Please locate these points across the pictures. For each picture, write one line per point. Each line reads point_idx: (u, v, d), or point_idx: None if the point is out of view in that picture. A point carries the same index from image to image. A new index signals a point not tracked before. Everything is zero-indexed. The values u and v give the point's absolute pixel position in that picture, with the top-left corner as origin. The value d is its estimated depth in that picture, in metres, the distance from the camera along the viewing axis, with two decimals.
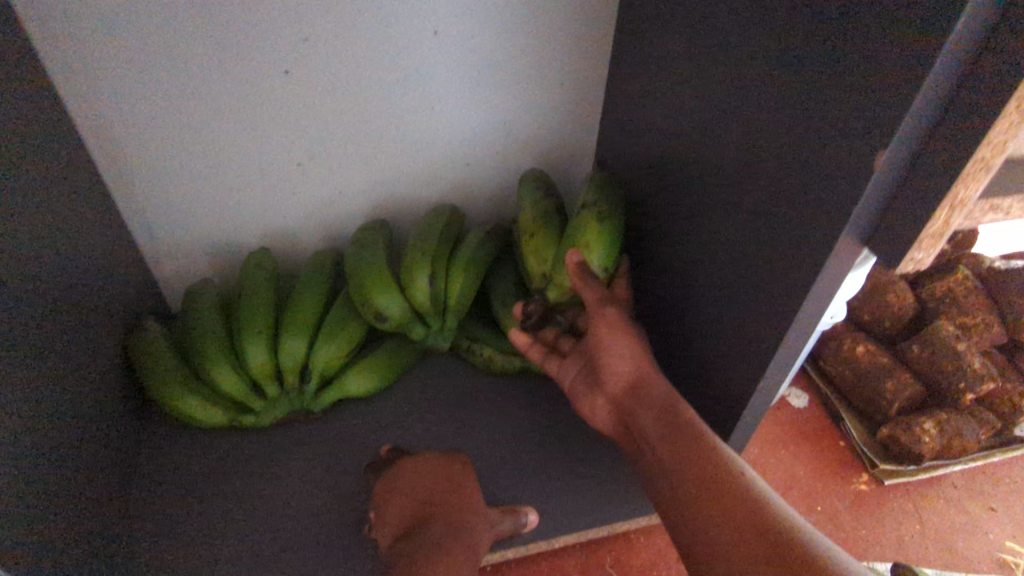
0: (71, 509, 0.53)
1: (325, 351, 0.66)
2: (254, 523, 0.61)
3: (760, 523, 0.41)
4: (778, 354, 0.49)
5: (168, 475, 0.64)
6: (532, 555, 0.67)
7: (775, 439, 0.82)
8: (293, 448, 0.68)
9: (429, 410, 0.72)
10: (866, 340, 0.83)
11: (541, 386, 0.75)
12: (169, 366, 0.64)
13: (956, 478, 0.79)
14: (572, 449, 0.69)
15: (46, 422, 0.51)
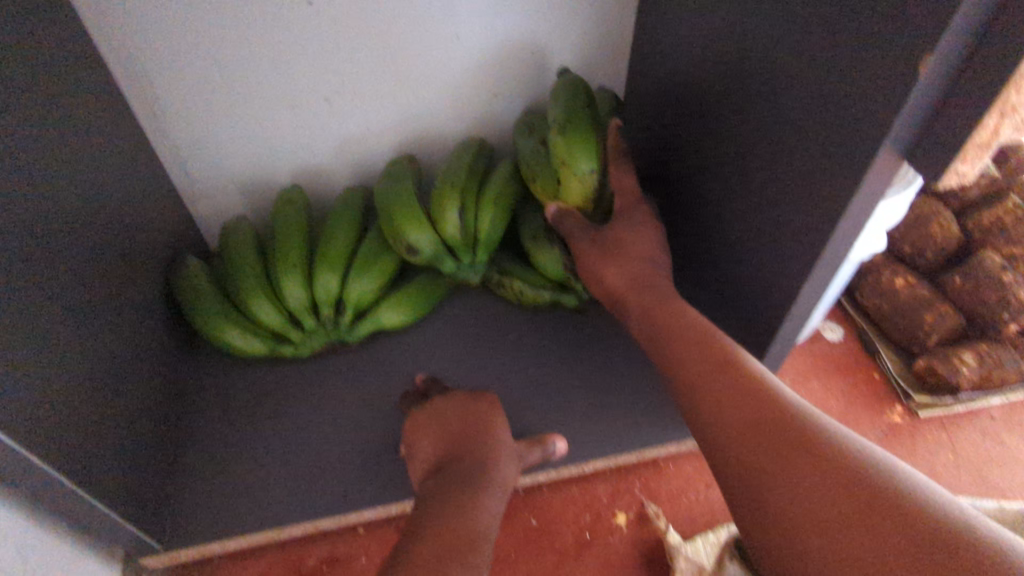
0: (127, 431, 0.57)
1: (359, 285, 0.68)
2: (297, 448, 0.64)
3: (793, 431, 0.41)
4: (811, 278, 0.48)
5: (216, 402, 0.68)
6: (563, 480, 0.70)
7: (807, 372, 0.82)
8: (331, 378, 0.70)
9: (461, 342, 0.74)
10: (906, 272, 0.81)
11: (570, 319, 0.76)
12: (211, 299, 0.66)
13: (995, 410, 0.78)
14: (602, 380, 0.70)
15: (96, 352, 0.54)
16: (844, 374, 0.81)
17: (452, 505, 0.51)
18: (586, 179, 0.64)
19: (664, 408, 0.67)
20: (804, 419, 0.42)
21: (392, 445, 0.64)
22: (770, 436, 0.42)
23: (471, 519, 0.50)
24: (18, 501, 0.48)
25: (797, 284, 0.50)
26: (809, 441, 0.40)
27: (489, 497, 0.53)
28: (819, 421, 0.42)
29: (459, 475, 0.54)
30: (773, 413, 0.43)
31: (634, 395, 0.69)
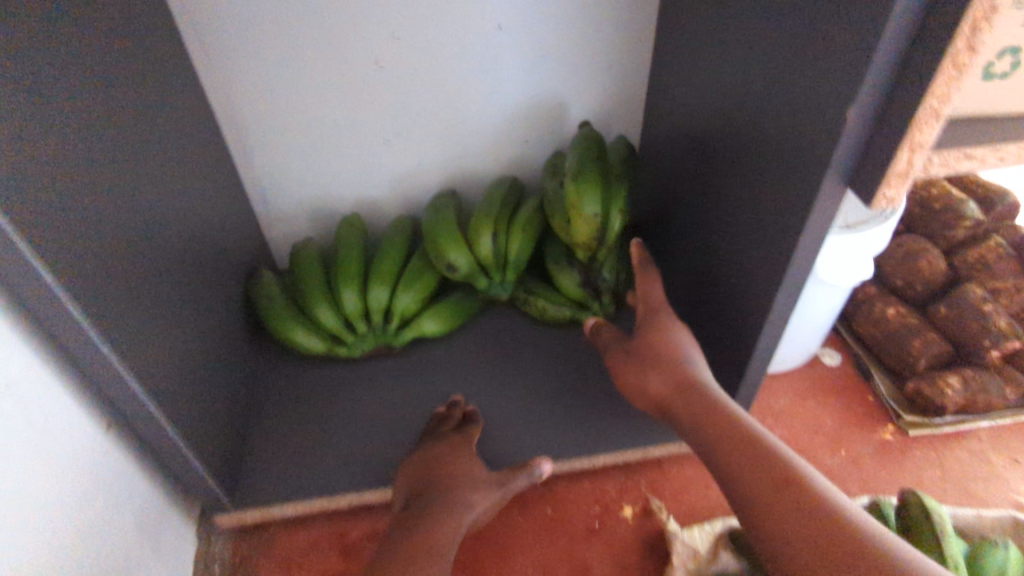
0: (211, 403, 0.69)
1: (406, 297, 0.79)
2: (348, 432, 0.75)
3: (809, 499, 0.49)
4: (783, 287, 0.58)
5: (280, 392, 0.79)
6: (578, 475, 0.79)
7: (806, 392, 0.89)
8: (377, 376, 0.81)
9: (490, 351, 0.84)
10: (897, 303, 0.88)
11: (587, 334, 0.85)
12: (282, 305, 0.79)
13: (983, 432, 0.84)
14: (613, 386, 0.80)
15: (191, 335, 0.67)
16: (840, 394, 0.88)
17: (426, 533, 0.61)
18: (592, 218, 0.75)
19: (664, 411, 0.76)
20: (823, 499, 0.49)
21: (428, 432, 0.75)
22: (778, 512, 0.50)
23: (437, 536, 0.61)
24: (124, 433, 0.62)
25: (773, 295, 0.60)
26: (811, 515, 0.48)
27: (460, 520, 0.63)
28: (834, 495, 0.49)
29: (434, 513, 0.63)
30: (784, 489, 0.50)
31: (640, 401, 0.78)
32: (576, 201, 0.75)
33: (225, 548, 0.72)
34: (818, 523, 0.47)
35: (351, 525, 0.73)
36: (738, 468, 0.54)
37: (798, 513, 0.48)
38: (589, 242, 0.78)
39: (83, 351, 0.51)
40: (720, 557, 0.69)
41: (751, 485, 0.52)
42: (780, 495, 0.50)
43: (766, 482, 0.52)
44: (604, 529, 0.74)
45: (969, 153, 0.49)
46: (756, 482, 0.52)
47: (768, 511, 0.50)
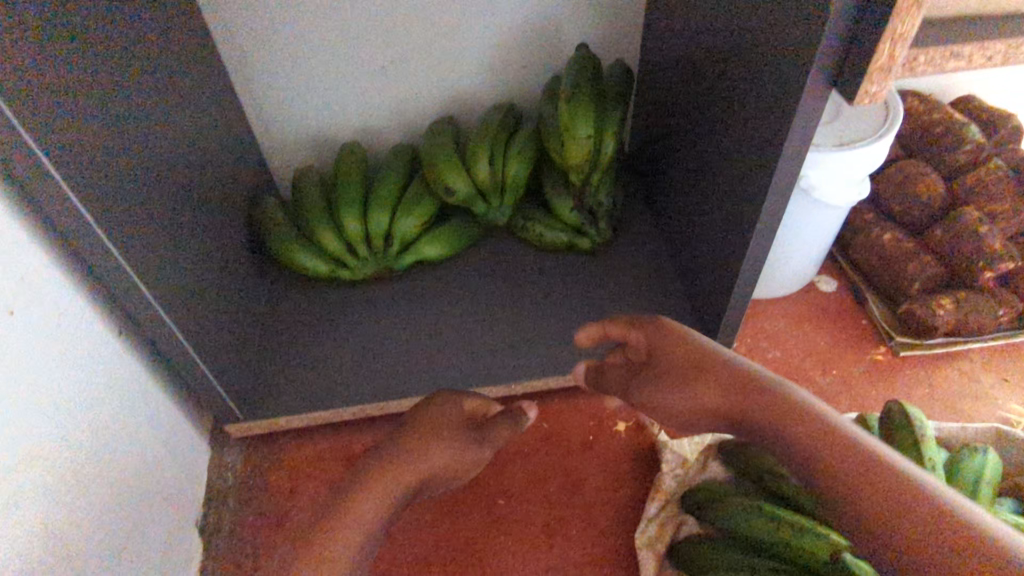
0: (219, 319, 0.71)
1: (405, 221, 0.81)
2: (352, 349, 0.78)
3: (835, 436, 0.42)
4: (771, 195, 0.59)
5: (285, 312, 0.82)
6: (574, 391, 0.81)
7: (800, 315, 0.91)
8: (378, 298, 0.83)
9: (488, 274, 0.86)
10: (893, 228, 0.89)
11: (584, 258, 0.87)
12: (285, 229, 0.81)
13: (973, 354, 0.85)
14: (608, 306, 0.82)
15: (197, 254, 0.69)
16: (833, 318, 0.90)
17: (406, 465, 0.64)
18: (585, 141, 0.76)
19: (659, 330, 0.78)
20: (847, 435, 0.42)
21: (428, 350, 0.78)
22: (817, 464, 0.42)
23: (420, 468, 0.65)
24: (141, 346, 0.65)
25: (761, 205, 0.61)
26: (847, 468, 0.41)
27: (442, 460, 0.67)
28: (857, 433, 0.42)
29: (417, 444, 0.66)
30: (827, 443, 0.42)
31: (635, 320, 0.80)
32: (568, 124, 0.76)
33: (238, 459, 0.76)
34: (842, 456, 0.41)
35: (357, 439, 0.77)
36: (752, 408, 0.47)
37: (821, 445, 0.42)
38: (582, 165, 0.79)
39: (96, 259, 0.54)
40: (708, 466, 0.71)
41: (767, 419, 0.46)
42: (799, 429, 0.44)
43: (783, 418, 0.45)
44: (597, 443, 0.77)
45: (956, 51, 0.49)
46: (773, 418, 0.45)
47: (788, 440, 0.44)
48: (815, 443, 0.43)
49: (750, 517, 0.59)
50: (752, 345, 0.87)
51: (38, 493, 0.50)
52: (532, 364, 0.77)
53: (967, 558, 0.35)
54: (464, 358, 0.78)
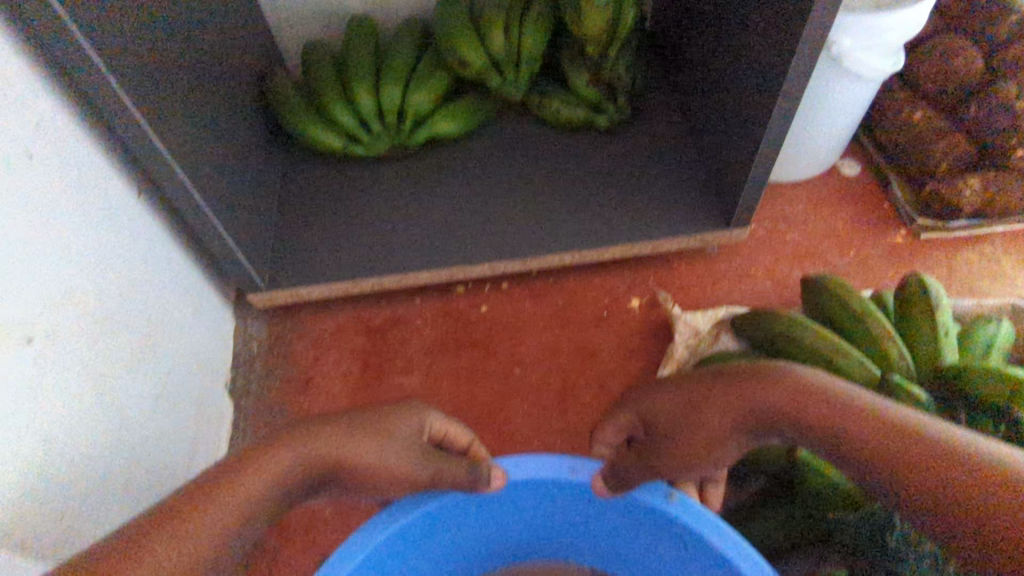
0: (238, 190, 0.72)
1: (419, 95, 0.79)
2: (368, 226, 0.78)
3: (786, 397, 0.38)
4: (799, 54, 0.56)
5: (301, 189, 0.82)
6: (587, 272, 0.82)
7: (821, 198, 0.89)
8: (393, 176, 0.83)
9: (504, 153, 0.85)
10: (924, 107, 0.85)
11: (601, 137, 0.85)
12: (298, 104, 0.80)
13: (996, 236, 0.84)
14: (624, 185, 0.81)
15: (212, 121, 0.68)
16: (854, 201, 0.88)
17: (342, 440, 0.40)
18: (604, 10, 0.73)
19: (671, 209, 0.78)
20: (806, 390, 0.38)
21: (445, 227, 0.78)
22: (807, 436, 0.38)
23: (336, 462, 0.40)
24: (164, 216, 0.66)
25: (787, 66, 0.58)
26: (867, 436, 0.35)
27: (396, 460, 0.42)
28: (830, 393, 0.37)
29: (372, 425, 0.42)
30: (784, 395, 0.38)
31: (651, 199, 0.79)
32: None
33: (262, 330, 0.79)
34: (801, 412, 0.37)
35: (375, 312, 0.80)
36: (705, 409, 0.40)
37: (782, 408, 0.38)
38: (601, 36, 0.75)
39: (114, 113, 0.53)
40: (719, 336, 0.70)
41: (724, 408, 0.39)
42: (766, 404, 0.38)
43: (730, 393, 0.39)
44: (611, 319, 0.78)
45: None
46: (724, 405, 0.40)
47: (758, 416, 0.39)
48: (801, 421, 0.37)
49: None
50: (770, 227, 0.86)
51: (81, 331, 0.51)
52: (546, 241, 0.77)
53: (984, 499, 0.31)
54: (478, 234, 0.77)
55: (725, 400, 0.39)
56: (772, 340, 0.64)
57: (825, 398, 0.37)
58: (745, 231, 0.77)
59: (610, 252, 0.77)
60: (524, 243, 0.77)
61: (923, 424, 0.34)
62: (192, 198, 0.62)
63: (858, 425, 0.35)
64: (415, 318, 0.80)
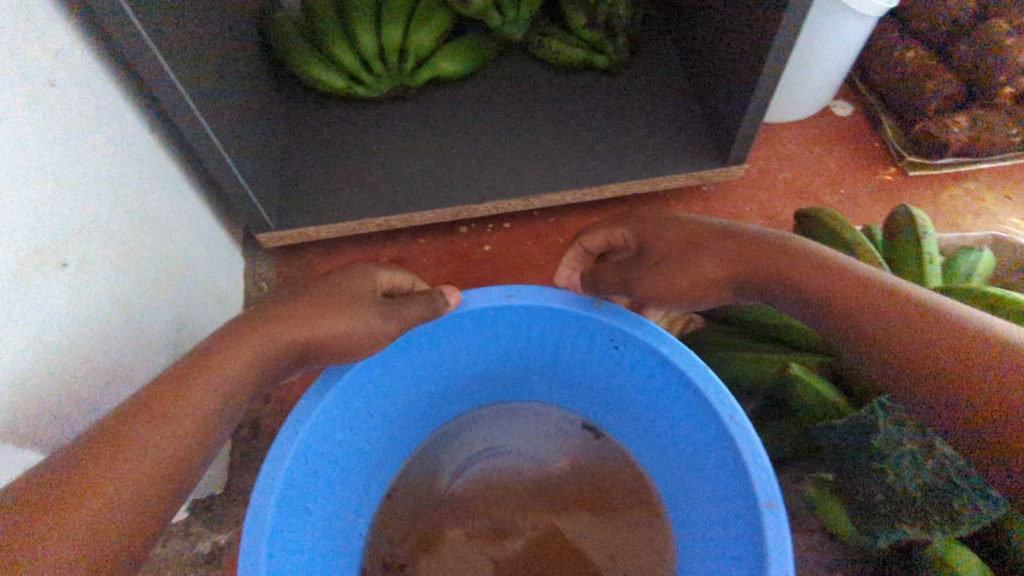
0: (245, 130, 0.73)
1: (421, 34, 0.80)
2: (372, 166, 0.80)
3: (820, 269, 0.45)
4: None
5: (305, 131, 0.83)
6: (587, 211, 0.84)
7: (813, 138, 0.91)
8: (395, 117, 0.84)
9: (504, 94, 0.86)
10: (917, 48, 0.87)
11: (599, 78, 0.86)
12: (299, 44, 0.80)
13: (980, 174, 0.87)
14: (623, 124, 0.82)
15: (216, 60, 0.68)
16: (845, 142, 0.90)
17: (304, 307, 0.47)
18: None
19: (667, 147, 0.80)
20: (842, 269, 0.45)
21: (447, 167, 0.79)
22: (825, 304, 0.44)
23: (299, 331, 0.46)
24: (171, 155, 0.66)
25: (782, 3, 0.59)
26: (861, 297, 0.42)
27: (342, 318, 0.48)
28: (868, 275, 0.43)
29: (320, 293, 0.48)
30: (819, 269, 0.45)
31: (650, 139, 0.81)
32: None
33: (271, 270, 0.82)
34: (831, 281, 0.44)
35: (380, 252, 0.83)
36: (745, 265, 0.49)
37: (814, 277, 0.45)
38: None
39: (128, 47, 0.53)
40: None
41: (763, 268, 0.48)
42: (799, 271, 0.46)
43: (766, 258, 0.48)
44: None
45: None
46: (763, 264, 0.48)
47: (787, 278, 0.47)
48: (827, 290, 0.44)
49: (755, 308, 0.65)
50: (764, 166, 0.88)
51: (107, 262, 0.53)
52: (546, 179, 0.78)
53: (961, 345, 0.36)
54: (480, 175, 0.79)
55: (756, 259, 0.49)
56: None
57: (856, 277, 0.44)
58: (741, 170, 0.79)
59: (610, 190, 0.79)
60: (525, 183, 0.78)
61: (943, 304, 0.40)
62: (204, 137, 0.62)
63: (876, 295, 0.41)
64: (420, 257, 0.82)
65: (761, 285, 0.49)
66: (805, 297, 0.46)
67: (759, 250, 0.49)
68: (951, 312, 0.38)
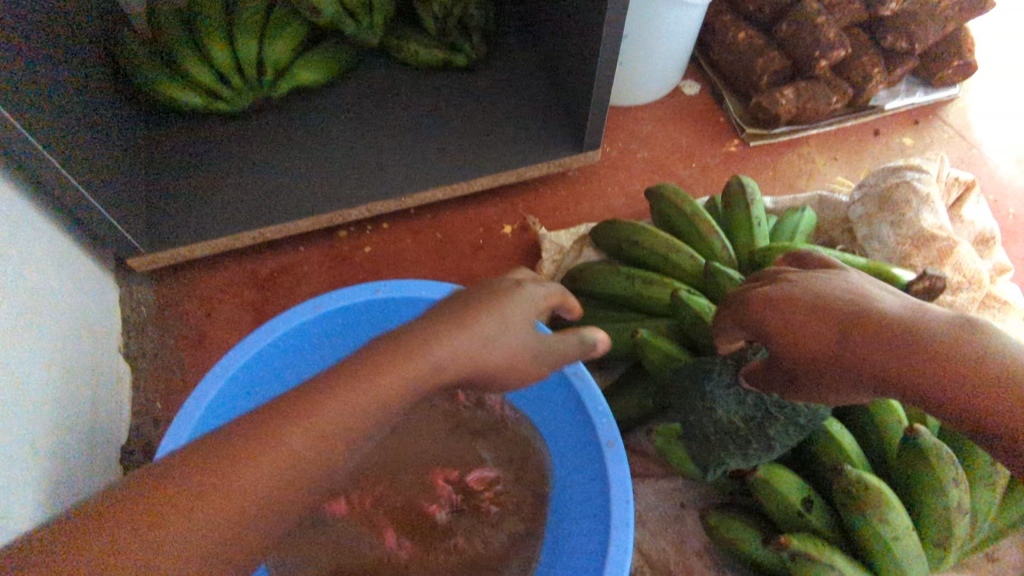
0: (101, 156, 0.72)
1: (277, 46, 0.81)
2: (242, 181, 0.81)
3: (890, 333, 0.39)
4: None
5: (168, 151, 0.83)
6: (462, 205, 0.88)
7: (666, 117, 0.98)
8: (261, 129, 0.85)
9: (368, 98, 0.88)
10: (747, 29, 0.95)
11: (460, 76, 0.90)
12: (150, 64, 0.79)
13: (811, 139, 0.96)
14: (486, 119, 0.86)
15: (62, 88, 0.68)
16: (694, 118, 0.98)
17: (473, 338, 0.37)
18: None
19: (529, 137, 0.85)
20: (908, 324, 0.39)
21: (319, 175, 0.81)
22: (896, 381, 0.39)
23: (480, 359, 0.37)
24: (30, 195, 0.66)
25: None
26: (924, 360, 0.38)
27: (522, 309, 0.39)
28: (925, 318, 0.39)
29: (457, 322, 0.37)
30: (887, 332, 0.39)
31: (512, 130, 0.86)
32: None
33: (149, 294, 0.82)
34: (902, 354, 0.39)
35: (262, 264, 0.84)
36: (801, 336, 0.42)
37: (887, 354, 0.39)
38: None
39: None
40: (581, 251, 0.79)
41: (830, 345, 0.41)
42: (867, 344, 0.40)
43: (840, 334, 0.41)
44: (486, 245, 0.85)
45: None
46: (832, 338, 0.41)
47: (858, 358, 0.40)
48: (898, 364, 0.39)
49: (609, 279, 0.70)
50: (622, 147, 0.94)
51: None
52: (417, 178, 0.82)
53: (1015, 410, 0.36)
54: (351, 178, 0.81)
55: (815, 329, 0.42)
56: (619, 244, 0.73)
57: (921, 333, 0.39)
58: (597, 153, 0.85)
59: (479, 183, 0.83)
60: (396, 182, 0.81)
61: (991, 347, 0.38)
62: (59, 174, 0.63)
63: (951, 359, 0.38)
64: (302, 265, 0.84)
65: (815, 362, 0.42)
66: (868, 363, 0.40)
67: (816, 335, 0.41)
68: (1013, 360, 0.37)
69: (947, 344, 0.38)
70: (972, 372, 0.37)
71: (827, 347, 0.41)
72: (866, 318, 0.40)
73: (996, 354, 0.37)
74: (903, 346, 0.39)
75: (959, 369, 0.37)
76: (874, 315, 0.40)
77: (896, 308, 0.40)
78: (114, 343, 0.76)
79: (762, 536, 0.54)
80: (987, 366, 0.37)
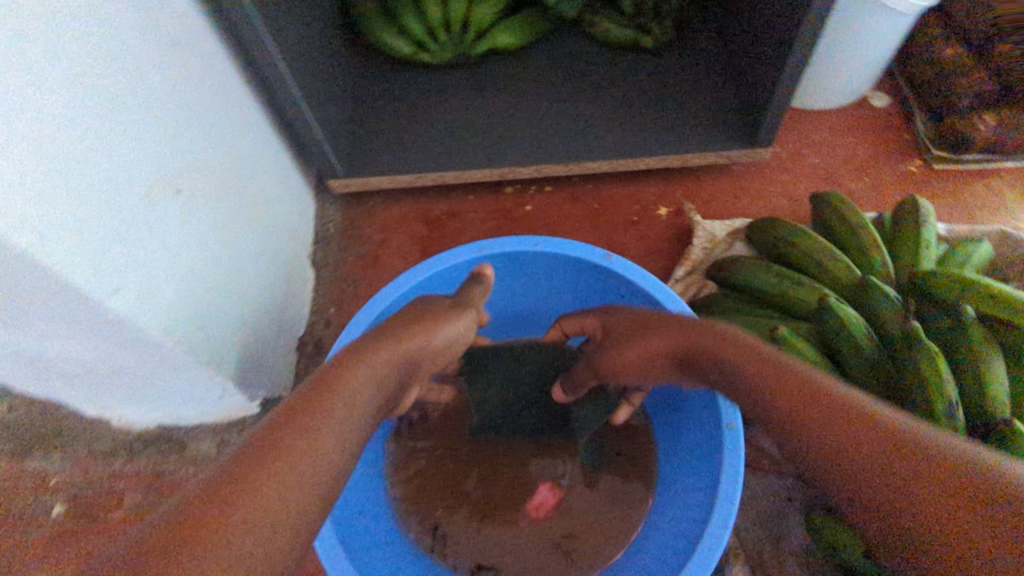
0: (325, 90, 0.84)
1: (482, 9, 0.90)
2: (431, 126, 0.90)
3: (865, 449, 0.35)
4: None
5: (373, 90, 0.94)
6: (623, 182, 0.93)
7: (845, 126, 0.95)
8: (454, 82, 0.94)
9: (553, 67, 0.94)
10: (955, 44, 0.90)
11: (642, 57, 0.93)
12: (373, 12, 0.90)
13: (1005, 172, 0.90)
14: (660, 101, 0.90)
15: (305, 28, 0.79)
16: (874, 132, 0.95)
17: (405, 333, 0.48)
18: None
19: (699, 126, 0.87)
20: (891, 443, 0.35)
21: (498, 132, 0.89)
22: (882, 510, 0.34)
23: (417, 347, 0.49)
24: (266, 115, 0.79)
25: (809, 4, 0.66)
26: (938, 506, 0.32)
27: (447, 326, 0.53)
28: (893, 427, 0.35)
29: (416, 314, 0.52)
30: (863, 447, 0.35)
31: (684, 116, 0.88)
32: None
33: (338, 214, 0.94)
34: (878, 472, 0.34)
35: (434, 205, 0.94)
36: (801, 431, 0.39)
37: (859, 464, 0.35)
38: None
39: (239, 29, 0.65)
40: (733, 244, 0.81)
41: (811, 448, 0.38)
42: (845, 459, 0.36)
43: (828, 448, 0.37)
44: (638, 223, 0.90)
45: None
46: (802, 424, 0.39)
47: (840, 467, 0.36)
48: (868, 484, 0.35)
49: (757, 275, 0.71)
50: (792, 150, 0.94)
51: (219, 204, 0.66)
52: (584, 148, 0.87)
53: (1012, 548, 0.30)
54: (526, 140, 0.88)
55: (811, 420, 0.38)
56: (774, 243, 0.74)
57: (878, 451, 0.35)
58: (767, 152, 0.86)
59: (644, 163, 0.87)
60: (566, 151, 0.87)
61: (955, 455, 0.33)
62: (293, 103, 0.75)
63: (911, 480, 0.33)
64: (469, 212, 0.93)
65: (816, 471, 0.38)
66: (852, 491, 0.35)
67: (819, 420, 0.38)
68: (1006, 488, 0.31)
69: (893, 464, 0.34)
70: (949, 512, 0.32)
71: (833, 460, 0.37)
72: (863, 427, 0.36)
73: (987, 483, 0.32)
74: (861, 456, 0.35)
75: (954, 516, 0.32)
76: (871, 425, 0.36)
77: (856, 409, 0.37)
78: (306, 250, 0.89)
79: (868, 551, 0.56)
80: (959, 493, 0.32)
